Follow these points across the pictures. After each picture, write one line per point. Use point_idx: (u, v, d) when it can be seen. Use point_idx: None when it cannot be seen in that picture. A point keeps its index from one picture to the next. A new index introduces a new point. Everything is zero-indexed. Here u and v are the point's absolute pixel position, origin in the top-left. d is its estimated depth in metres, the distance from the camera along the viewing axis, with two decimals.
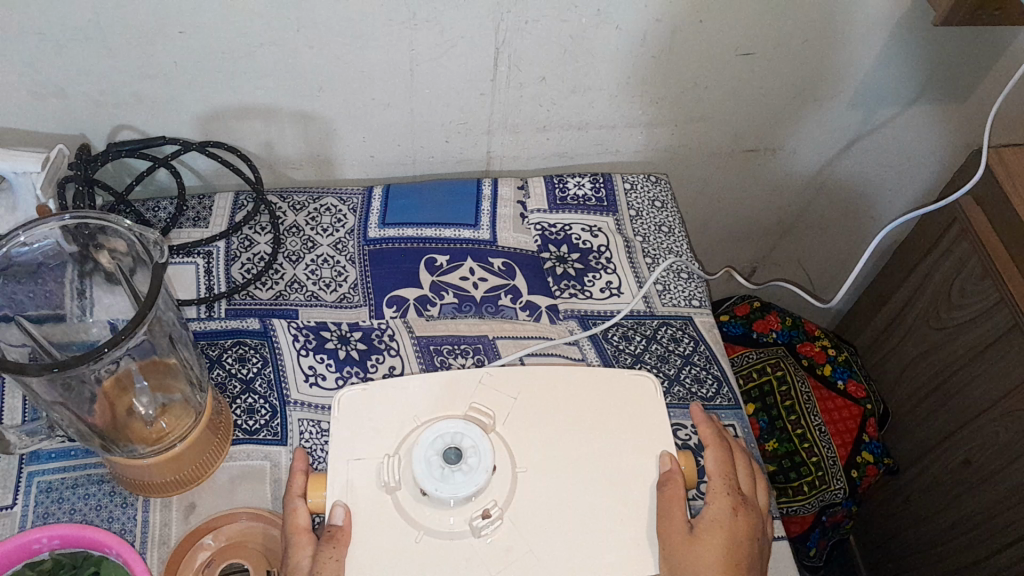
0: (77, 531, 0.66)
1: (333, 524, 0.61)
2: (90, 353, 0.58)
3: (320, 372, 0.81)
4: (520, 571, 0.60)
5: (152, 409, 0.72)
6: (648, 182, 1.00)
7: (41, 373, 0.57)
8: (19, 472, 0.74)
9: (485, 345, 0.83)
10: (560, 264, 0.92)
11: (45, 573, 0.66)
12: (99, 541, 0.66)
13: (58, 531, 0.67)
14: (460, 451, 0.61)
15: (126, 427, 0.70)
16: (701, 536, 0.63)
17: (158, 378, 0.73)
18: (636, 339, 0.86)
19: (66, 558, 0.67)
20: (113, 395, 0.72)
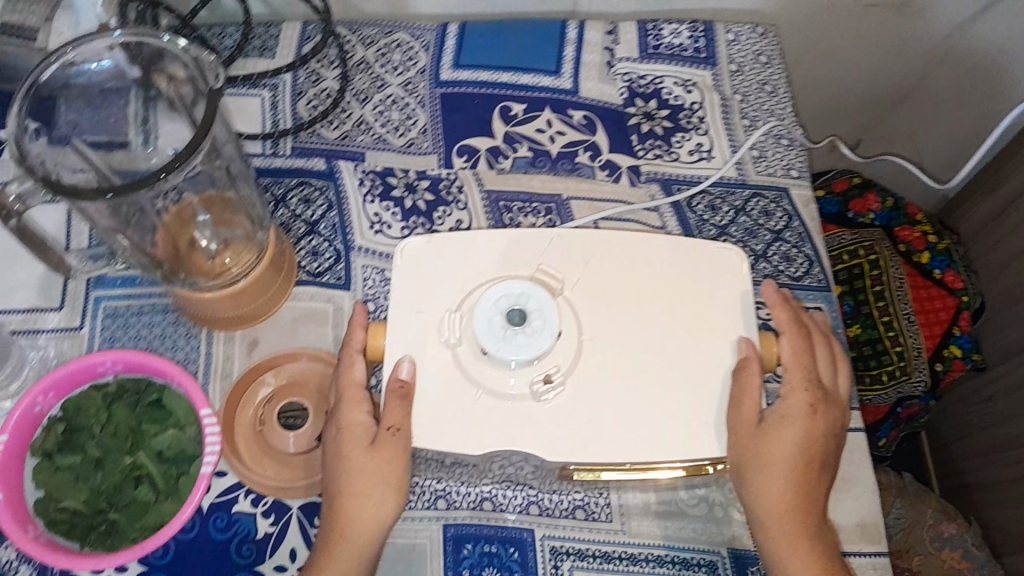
0: (141, 358, 0.66)
1: (401, 378, 0.58)
2: (143, 181, 0.55)
3: (385, 220, 0.77)
4: (581, 443, 0.57)
5: (215, 242, 0.69)
6: (756, 31, 0.86)
7: (94, 198, 0.55)
8: (86, 296, 0.73)
9: (558, 205, 0.78)
10: (647, 121, 0.82)
11: (111, 398, 0.66)
12: (162, 370, 0.66)
13: (122, 357, 0.66)
14: (525, 314, 0.57)
15: (189, 261, 0.68)
16: (771, 433, 0.59)
17: (219, 212, 0.69)
18: (722, 210, 0.78)
19: (131, 385, 0.67)
20: (175, 229, 0.68)
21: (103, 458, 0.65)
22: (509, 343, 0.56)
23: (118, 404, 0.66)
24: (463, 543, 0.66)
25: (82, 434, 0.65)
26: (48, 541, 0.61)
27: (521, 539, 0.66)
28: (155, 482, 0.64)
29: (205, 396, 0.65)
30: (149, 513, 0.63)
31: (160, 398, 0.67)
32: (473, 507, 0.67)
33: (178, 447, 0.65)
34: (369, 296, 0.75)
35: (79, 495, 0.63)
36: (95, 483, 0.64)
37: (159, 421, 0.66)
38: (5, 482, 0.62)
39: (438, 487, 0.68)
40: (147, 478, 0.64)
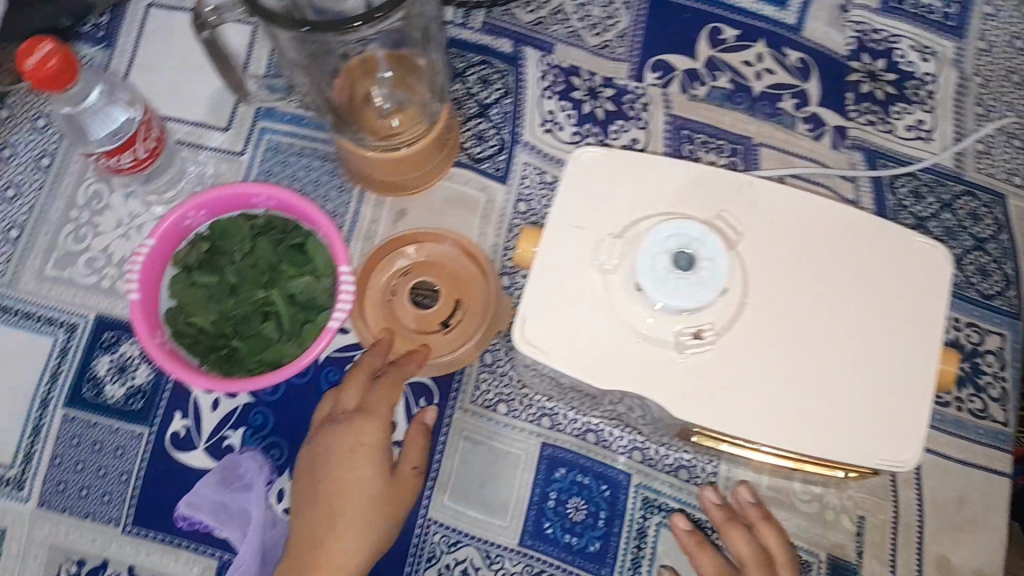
0: (293, 199, 0.64)
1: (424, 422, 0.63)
2: (340, 22, 0.53)
3: (560, 120, 0.73)
4: (715, 409, 0.54)
5: (389, 103, 0.66)
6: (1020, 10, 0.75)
7: (289, 27, 0.53)
8: (252, 124, 0.72)
9: (746, 148, 0.72)
10: (869, 81, 0.73)
11: (258, 231, 0.66)
12: (311, 216, 0.65)
13: (276, 194, 0.65)
14: (693, 261, 0.52)
15: (360, 114, 0.65)
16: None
17: (402, 73, 0.66)
18: (927, 200, 0.71)
19: (278, 222, 0.67)
20: (356, 76, 0.65)
21: (239, 284, 0.65)
22: (668, 289, 0.51)
23: (264, 238, 0.66)
24: (557, 466, 0.64)
25: (225, 259, 0.66)
26: (171, 350, 0.62)
27: (616, 480, 0.64)
28: (281, 323, 0.64)
29: (345, 253, 0.63)
30: (269, 350, 0.64)
31: (304, 243, 0.66)
32: (577, 435, 0.65)
33: (311, 296, 0.65)
34: (522, 196, 0.71)
35: (209, 315, 0.64)
36: (227, 308, 0.65)
37: (298, 266, 0.65)
38: (145, 284, 0.62)
39: (545, 405, 0.66)
40: (274, 316, 0.65)
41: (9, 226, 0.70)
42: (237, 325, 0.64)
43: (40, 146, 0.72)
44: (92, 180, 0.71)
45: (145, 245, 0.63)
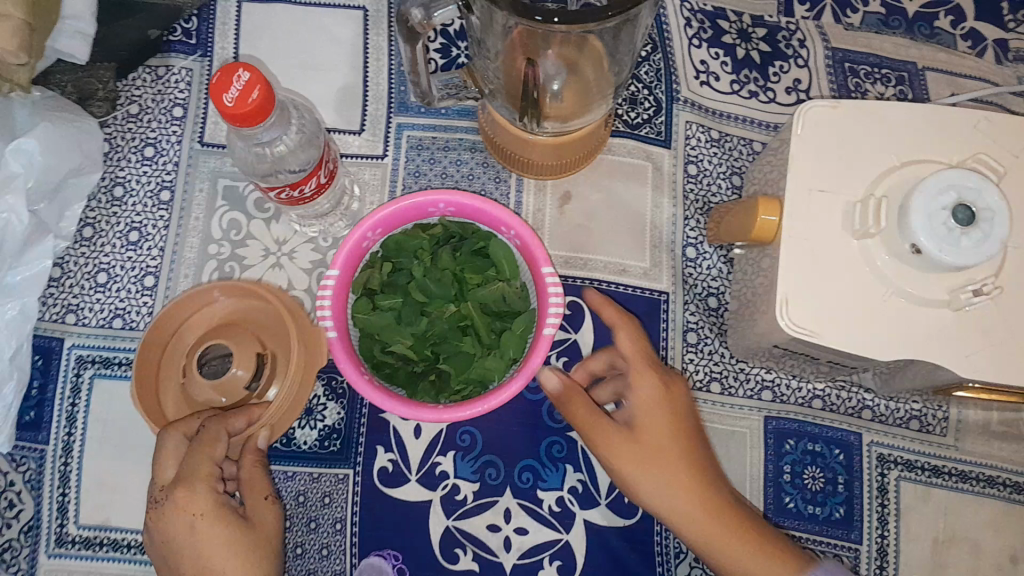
0: (478, 204, 0.59)
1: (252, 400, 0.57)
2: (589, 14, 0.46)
3: (714, 71, 0.68)
4: (997, 364, 0.51)
5: (557, 77, 0.56)
6: None
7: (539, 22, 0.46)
8: (388, 123, 0.66)
9: (911, 74, 0.67)
10: None
11: (436, 243, 0.60)
12: (497, 218, 0.59)
13: (455, 199, 0.59)
14: (972, 213, 0.49)
15: (536, 101, 0.56)
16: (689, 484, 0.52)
17: (570, 52, 0.56)
18: None
19: (455, 228, 0.61)
20: (520, 51, 0.55)
21: (428, 302, 0.59)
22: (954, 246, 0.48)
23: (443, 249, 0.60)
24: (786, 438, 0.62)
25: (408, 277, 0.60)
26: (378, 385, 0.55)
27: (846, 442, 0.62)
28: (480, 337, 0.59)
29: (544, 254, 0.57)
30: (475, 368, 0.58)
31: (489, 247, 0.60)
32: (804, 403, 0.63)
33: (508, 303, 0.60)
34: (691, 159, 0.67)
35: (404, 340, 0.58)
36: (420, 330, 0.59)
37: (482, 272, 0.59)
38: (338, 319, 0.56)
39: (765, 377, 0.63)
40: (472, 329, 0.59)
41: (142, 273, 0.63)
42: (435, 347, 0.59)
43: (155, 179, 0.65)
44: (224, 209, 0.64)
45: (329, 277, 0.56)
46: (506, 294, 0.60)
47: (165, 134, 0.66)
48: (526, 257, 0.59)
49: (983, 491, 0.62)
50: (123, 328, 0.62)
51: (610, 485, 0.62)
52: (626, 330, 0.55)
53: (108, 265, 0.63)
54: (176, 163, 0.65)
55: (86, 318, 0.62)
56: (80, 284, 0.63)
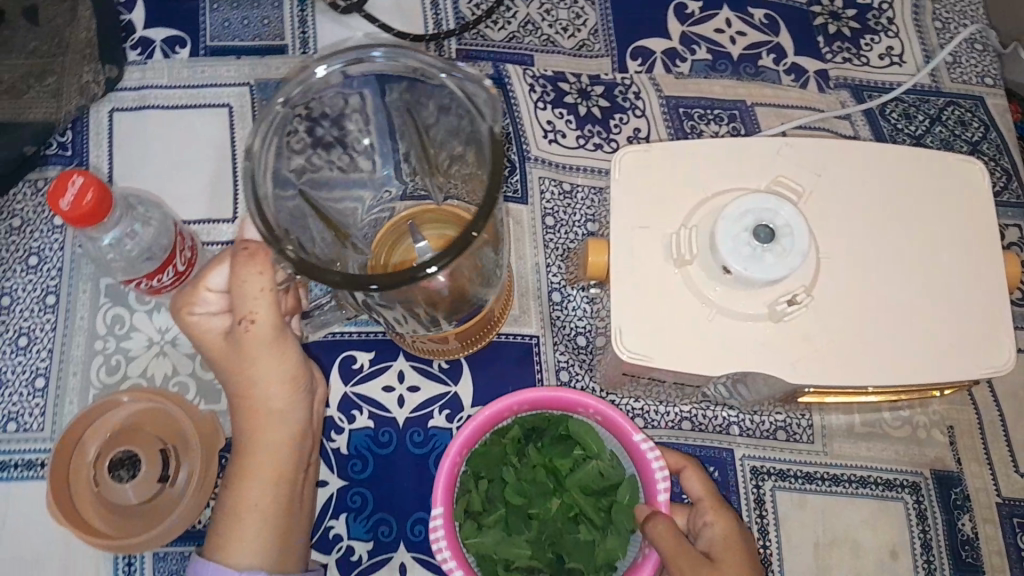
0: (551, 396, 0.56)
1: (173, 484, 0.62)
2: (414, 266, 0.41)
3: (560, 128, 0.73)
4: (833, 365, 0.55)
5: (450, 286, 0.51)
6: None
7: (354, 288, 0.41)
8: None
9: (742, 112, 0.73)
10: (833, 22, 0.77)
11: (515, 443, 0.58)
12: (572, 399, 0.56)
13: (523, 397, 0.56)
14: (773, 232, 0.53)
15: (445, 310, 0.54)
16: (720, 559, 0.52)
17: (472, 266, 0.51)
18: (917, 118, 0.74)
19: (531, 419, 0.59)
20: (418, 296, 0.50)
21: (530, 504, 0.57)
22: (759, 263, 0.52)
23: (528, 447, 0.59)
24: None
25: (498, 485, 0.58)
26: None
27: (719, 458, 0.66)
28: (593, 520, 0.57)
29: (631, 421, 0.55)
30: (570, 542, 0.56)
31: (569, 429, 0.58)
32: (671, 426, 0.67)
33: (609, 477, 0.57)
34: (548, 212, 0.71)
35: (524, 550, 0.56)
36: (533, 531, 0.57)
37: (569, 456, 0.58)
38: (456, 549, 0.53)
39: (635, 406, 0.67)
40: (584, 516, 0.57)
41: (33, 376, 0.66)
42: (559, 542, 0.56)
43: (40, 286, 0.68)
44: (107, 306, 0.67)
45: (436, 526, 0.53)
46: (604, 469, 0.57)
47: (48, 242, 0.69)
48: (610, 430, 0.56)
49: (857, 492, 0.65)
50: (16, 432, 0.65)
51: None
52: (690, 471, 0.57)
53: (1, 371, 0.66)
54: (60, 268, 0.68)
55: None
56: None
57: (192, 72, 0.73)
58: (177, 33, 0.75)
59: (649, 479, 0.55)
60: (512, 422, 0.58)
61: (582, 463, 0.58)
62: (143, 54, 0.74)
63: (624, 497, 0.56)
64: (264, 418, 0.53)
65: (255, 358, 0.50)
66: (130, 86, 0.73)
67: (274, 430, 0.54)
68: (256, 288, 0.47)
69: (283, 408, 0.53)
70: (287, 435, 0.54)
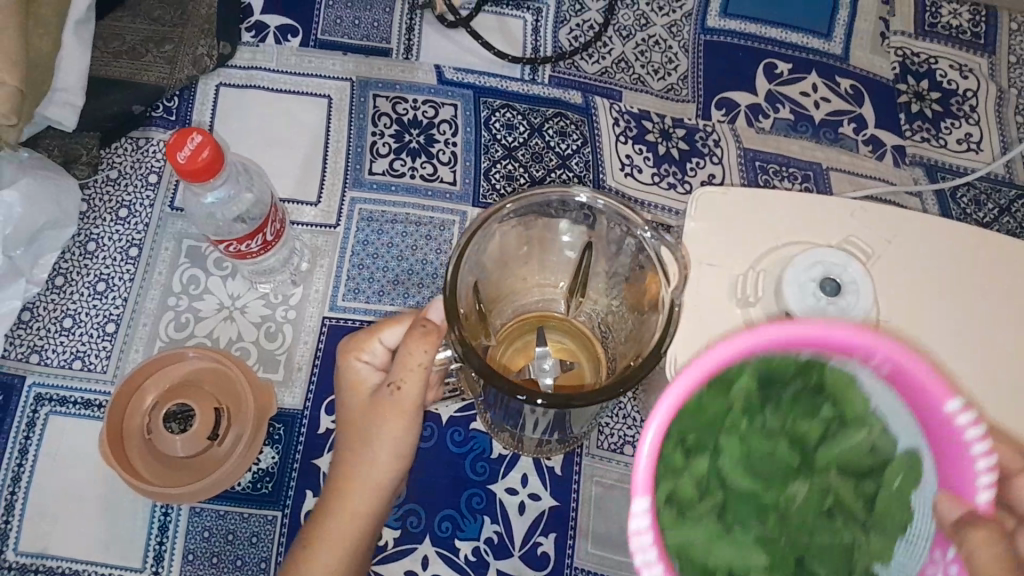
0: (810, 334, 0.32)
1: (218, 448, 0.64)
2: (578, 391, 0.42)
3: (637, 164, 0.75)
4: None
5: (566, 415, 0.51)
6: None
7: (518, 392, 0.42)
8: (342, 196, 0.73)
9: (816, 174, 0.75)
10: (917, 102, 0.79)
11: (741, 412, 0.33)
12: (848, 342, 0.32)
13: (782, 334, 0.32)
14: (839, 286, 0.54)
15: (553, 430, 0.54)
16: None
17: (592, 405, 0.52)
18: (987, 206, 0.75)
19: (777, 367, 0.33)
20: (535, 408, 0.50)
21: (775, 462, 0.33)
22: (823, 314, 0.53)
23: (760, 416, 0.33)
24: None
25: (713, 461, 0.32)
26: None
27: None
28: (855, 512, 0.33)
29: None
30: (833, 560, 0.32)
31: (824, 374, 0.33)
32: None
33: (878, 452, 0.33)
34: None
35: (762, 559, 0.32)
36: (768, 527, 0.32)
37: (819, 416, 0.33)
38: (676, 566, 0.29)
39: None
40: (842, 510, 0.33)
41: (105, 320, 0.68)
42: (804, 541, 0.32)
43: (126, 237, 0.71)
44: (185, 266, 0.71)
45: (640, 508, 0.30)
46: (876, 441, 0.33)
47: (140, 198, 0.72)
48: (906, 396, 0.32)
49: None
50: (82, 369, 0.67)
51: (525, 537, 0.64)
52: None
53: (75, 310, 0.69)
54: (147, 223, 0.72)
55: (50, 358, 0.67)
56: (47, 326, 0.68)
57: (300, 60, 0.78)
58: (290, 22, 0.79)
59: (959, 476, 0.31)
60: (742, 361, 0.32)
61: (835, 432, 0.33)
62: (257, 37, 0.78)
63: (892, 484, 0.32)
64: (360, 487, 0.55)
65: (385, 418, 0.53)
66: (239, 65, 0.77)
67: (364, 498, 0.55)
68: (415, 363, 0.50)
69: (382, 481, 0.55)
70: (369, 508, 0.55)
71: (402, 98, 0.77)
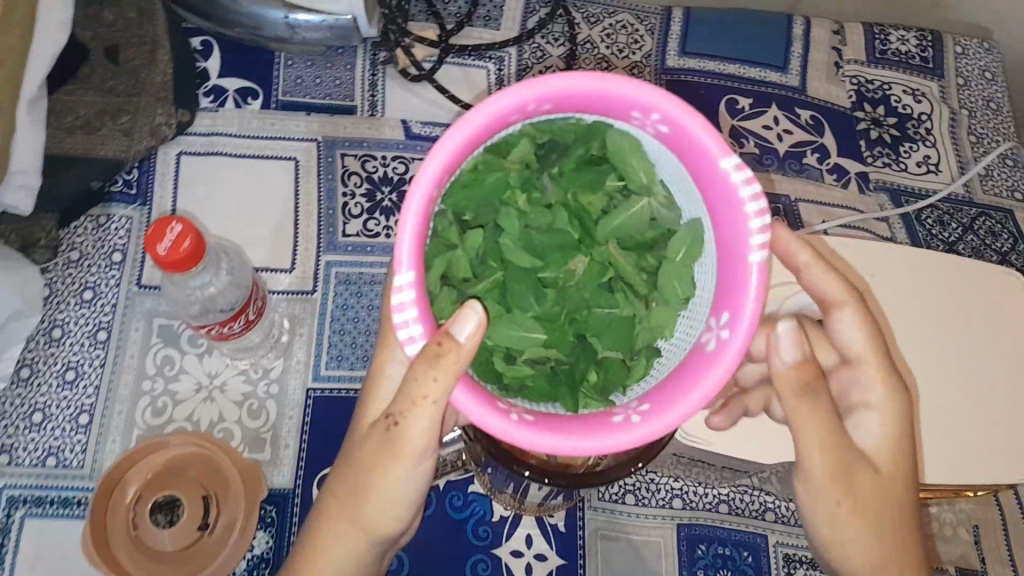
0: (591, 93, 0.40)
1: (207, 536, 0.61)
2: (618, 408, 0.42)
3: None
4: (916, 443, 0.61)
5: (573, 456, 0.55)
6: (984, 45, 0.84)
7: None
8: (317, 261, 0.72)
9: (786, 206, 0.76)
10: (875, 128, 0.81)
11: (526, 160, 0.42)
12: (623, 98, 0.40)
13: (561, 88, 0.39)
14: None
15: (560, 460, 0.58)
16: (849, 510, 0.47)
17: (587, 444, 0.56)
18: (951, 225, 0.77)
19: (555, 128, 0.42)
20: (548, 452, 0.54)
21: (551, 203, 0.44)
22: None
23: (515, 156, 0.42)
24: (698, 543, 0.65)
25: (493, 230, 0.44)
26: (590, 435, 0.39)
27: (754, 543, 0.65)
28: (634, 287, 0.44)
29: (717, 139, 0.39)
30: (642, 332, 0.44)
31: (607, 143, 0.43)
32: (711, 508, 0.66)
33: (659, 223, 0.44)
34: None
35: (537, 334, 0.43)
36: (546, 306, 0.44)
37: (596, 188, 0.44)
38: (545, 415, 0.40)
39: (674, 486, 0.66)
40: (620, 282, 0.45)
41: (77, 412, 0.65)
42: (583, 319, 0.45)
43: (92, 321, 0.68)
44: (157, 348, 0.68)
45: (402, 282, 0.38)
46: (654, 211, 0.44)
47: (105, 278, 0.70)
48: (675, 150, 0.41)
49: None
50: (56, 467, 0.64)
51: None
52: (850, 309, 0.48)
53: (43, 405, 0.65)
54: (114, 305, 0.69)
55: (20, 458, 0.64)
56: (16, 423, 0.65)
57: (262, 123, 0.76)
58: (250, 84, 0.78)
59: (733, 233, 0.40)
60: (517, 137, 0.43)
61: (620, 199, 0.44)
62: (215, 101, 0.77)
63: (675, 256, 0.43)
64: (347, 511, 0.50)
65: (374, 464, 0.47)
66: (199, 132, 0.75)
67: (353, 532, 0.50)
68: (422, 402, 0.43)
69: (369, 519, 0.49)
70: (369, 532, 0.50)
71: (371, 155, 0.76)
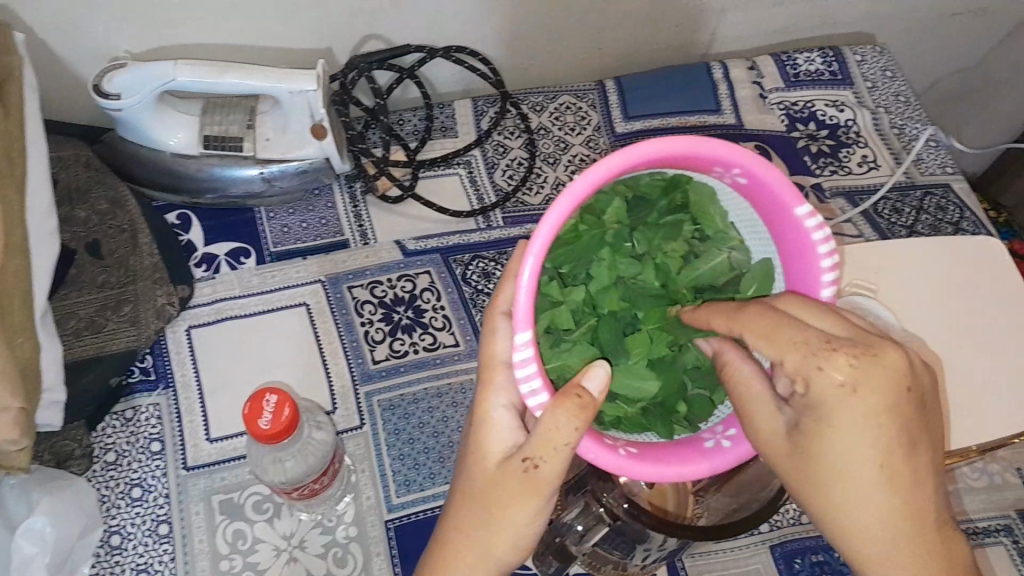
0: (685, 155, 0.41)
1: None
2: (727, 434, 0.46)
3: None
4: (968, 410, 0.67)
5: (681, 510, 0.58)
6: (878, 50, 0.95)
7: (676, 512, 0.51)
8: (356, 394, 0.72)
9: None
10: (813, 143, 0.89)
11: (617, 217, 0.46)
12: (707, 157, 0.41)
13: (655, 153, 0.40)
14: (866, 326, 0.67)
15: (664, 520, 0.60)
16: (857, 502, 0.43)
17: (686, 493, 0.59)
18: (905, 211, 0.85)
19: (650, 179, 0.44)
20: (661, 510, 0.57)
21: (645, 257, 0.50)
22: None
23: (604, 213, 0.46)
24: (794, 558, 0.67)
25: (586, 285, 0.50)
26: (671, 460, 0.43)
27: None
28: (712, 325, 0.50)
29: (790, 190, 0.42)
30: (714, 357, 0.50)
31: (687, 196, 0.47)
32: (796, 522, 0.69)
33: (735, 269, 0.48)
34: None
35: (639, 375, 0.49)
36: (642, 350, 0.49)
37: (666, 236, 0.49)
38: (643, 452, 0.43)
39: None
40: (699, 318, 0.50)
41: None
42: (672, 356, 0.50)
43: (150, 516, 0.66)
44: (225, 524, 0.66)
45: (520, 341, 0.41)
46: (733, 259, 0.48)
47: (149, 470, 0.68)
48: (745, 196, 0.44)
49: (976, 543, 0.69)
50: None
51: None
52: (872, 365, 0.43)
53: None
54: (167, 495, 0.67)
55: None
56: None
57: (262, 278, 0.76)
58: (239, 244, 0.78)
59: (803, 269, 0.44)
60: (611, 196, 0.46)
61: (699, 243, 0.49)
62: (209, 269, 0.77)
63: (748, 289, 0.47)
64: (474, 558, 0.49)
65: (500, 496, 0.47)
66: (203, 302, 0.75)
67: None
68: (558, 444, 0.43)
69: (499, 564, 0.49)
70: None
71: (377, 280, 0.77)
